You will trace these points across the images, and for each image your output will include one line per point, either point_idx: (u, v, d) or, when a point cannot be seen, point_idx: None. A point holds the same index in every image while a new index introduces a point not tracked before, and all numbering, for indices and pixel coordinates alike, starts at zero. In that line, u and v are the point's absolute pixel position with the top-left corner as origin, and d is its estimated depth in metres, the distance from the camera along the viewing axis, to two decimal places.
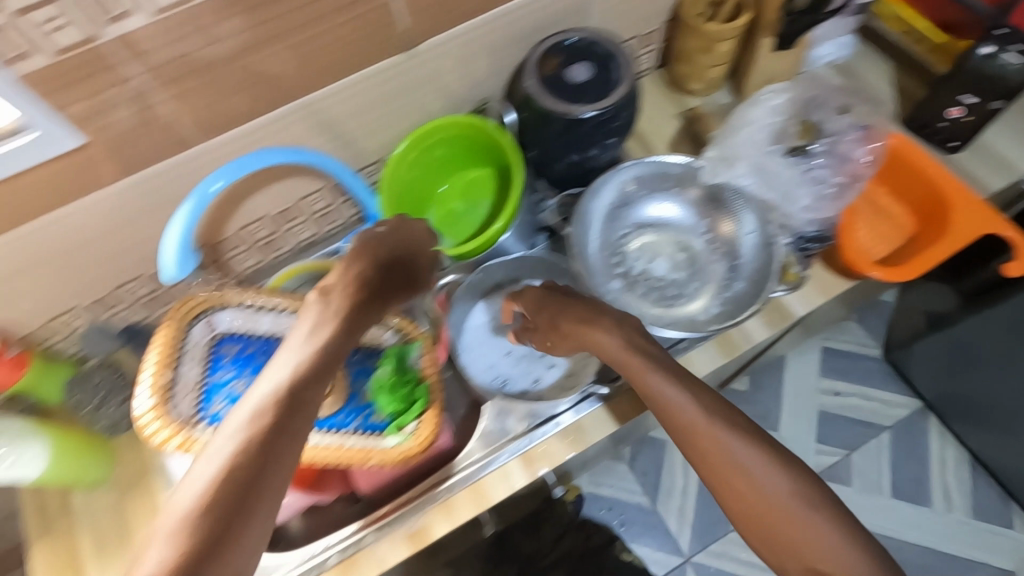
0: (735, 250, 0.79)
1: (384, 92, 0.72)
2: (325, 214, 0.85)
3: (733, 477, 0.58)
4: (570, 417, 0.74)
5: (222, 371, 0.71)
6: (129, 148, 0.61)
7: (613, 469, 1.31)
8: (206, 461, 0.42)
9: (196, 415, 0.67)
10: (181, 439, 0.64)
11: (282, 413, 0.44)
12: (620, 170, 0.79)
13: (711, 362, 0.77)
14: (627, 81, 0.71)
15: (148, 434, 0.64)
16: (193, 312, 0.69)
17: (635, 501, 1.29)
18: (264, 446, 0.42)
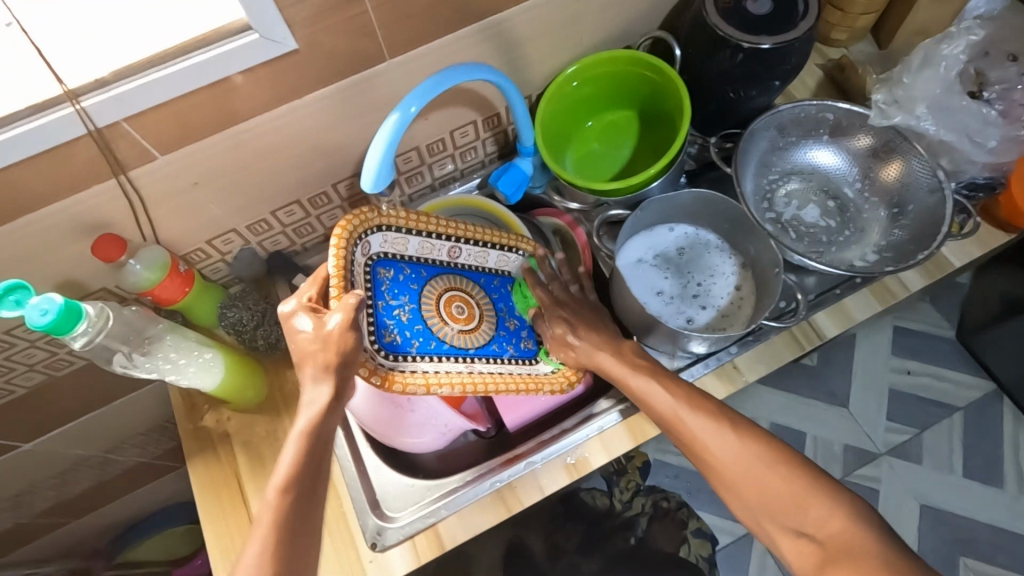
0: (899, 197, 0.77)
1: (556, 20, 0.70)
2: (466, 149, 0.85)
3: (740, 468, 0.58)
4: (726, 356, 0.74)
5: (384, 299, 0.65)
6: (324, 60, 0.60)
7: None
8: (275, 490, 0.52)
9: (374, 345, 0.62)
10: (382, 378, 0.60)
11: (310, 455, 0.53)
12: (778, 112, 0.77)
13: (870, 310, 0.76)
14: (810, 17, 0.68)
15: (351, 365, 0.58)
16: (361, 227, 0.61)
17: None
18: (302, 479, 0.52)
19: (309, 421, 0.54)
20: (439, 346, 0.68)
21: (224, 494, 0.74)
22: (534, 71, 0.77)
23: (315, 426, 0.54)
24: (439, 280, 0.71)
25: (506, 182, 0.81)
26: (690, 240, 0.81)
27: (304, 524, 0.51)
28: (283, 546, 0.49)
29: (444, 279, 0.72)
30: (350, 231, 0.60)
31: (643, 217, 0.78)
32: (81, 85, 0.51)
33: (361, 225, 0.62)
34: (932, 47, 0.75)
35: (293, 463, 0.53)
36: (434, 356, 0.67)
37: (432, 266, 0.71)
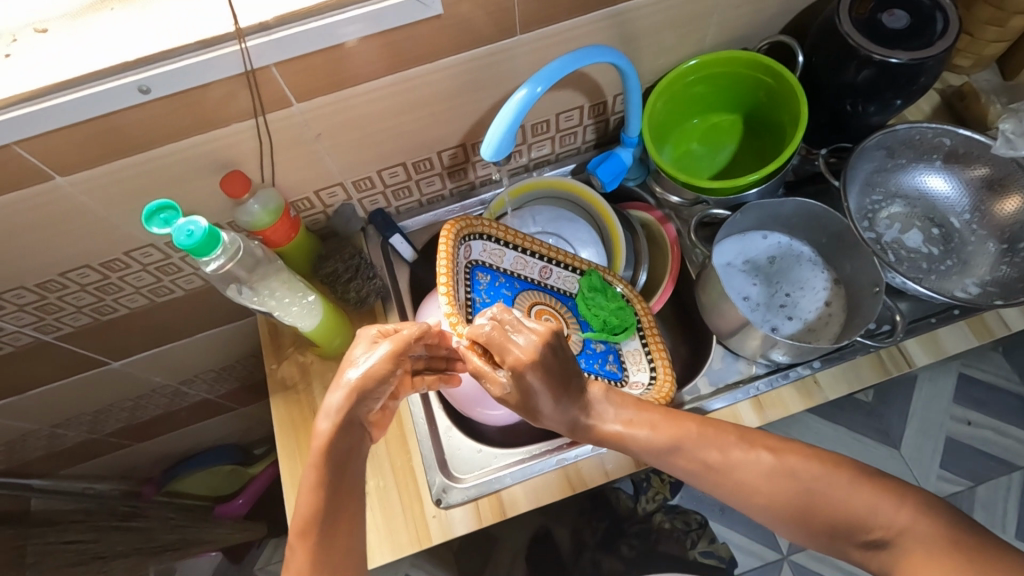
0: (1013, 232, 0.75)
1: (681, 17, 0.71)
2: (567, 134, 0.86)
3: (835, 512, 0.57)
4: (807, 371, 0.73)
5: (481, 297, 0.73)
6: (461, 27, 0.62)
7: None
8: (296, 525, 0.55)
9: None
10: None
11: (330, 487, 0.56)
12: (894, 130, 0.75)
13: (965, 342, 0.73)
14: (948, 37, 0.67)
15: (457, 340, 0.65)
16: (468, 229, 0.71)
17: None
18: (325, 506, 0.56)
19: (318, 447, 0.57)
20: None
21: (302, 433, 0.77)
22: (650, 64, 0.78)
23: (324, 442, 0.57)
24: (530, 293, 0.76)
25: (606, 169, 0.82)
26: (783, 251, 0.80)
27: (328, 546, 0.54)
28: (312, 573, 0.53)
29: (538, 293, 0.77)
30: (456, 232, 0.69)
31: (740, 221, 0.78)
32: (247, 25, 0.54)
33: (464, 229, 0.71)
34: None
35: (310, 499, 0.56)
36: None
37: (524, 281, 0.78)
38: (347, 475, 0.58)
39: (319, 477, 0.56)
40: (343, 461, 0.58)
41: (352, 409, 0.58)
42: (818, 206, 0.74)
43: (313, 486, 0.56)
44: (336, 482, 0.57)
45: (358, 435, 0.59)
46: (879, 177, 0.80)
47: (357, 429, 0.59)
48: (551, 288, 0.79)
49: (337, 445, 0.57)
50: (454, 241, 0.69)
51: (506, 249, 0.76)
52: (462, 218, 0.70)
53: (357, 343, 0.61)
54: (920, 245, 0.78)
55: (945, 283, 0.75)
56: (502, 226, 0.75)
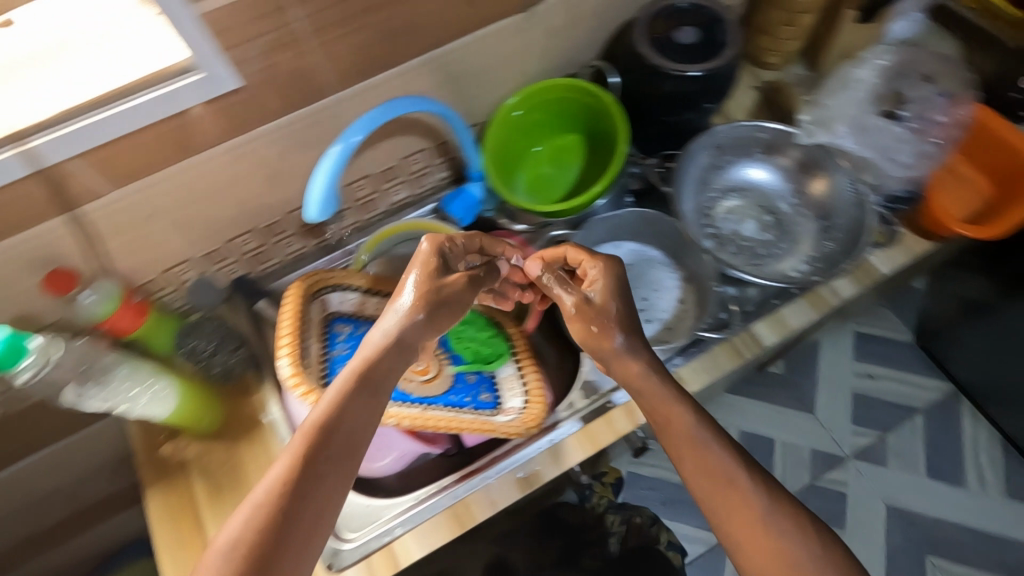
0: (828, 210, 0.81)
1: (496, 55, 0.75)
2: (419, 175, 0.88)
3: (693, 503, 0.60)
4: (669, 369, 0.77)
5: (340, 350, 0.71)
6: (271, 93, 0.63)
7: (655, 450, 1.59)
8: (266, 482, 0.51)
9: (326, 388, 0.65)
10: None
11: (319, 454, 0.52)
12: (714, 132, 0.81)
13: (805, 317, 0.79)
14: (734, 45, 0.74)
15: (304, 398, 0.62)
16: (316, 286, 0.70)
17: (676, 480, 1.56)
18: (305, 465, 0.51)
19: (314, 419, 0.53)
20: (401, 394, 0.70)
21: (182, 522, 0.74)
22: (482, 99, 0.81)
23: (335, 410, 0.53)
24: None
25: (458, 206, 0.84)
26: (637, 256, 0.84)
27: (287, 520, 0.49)
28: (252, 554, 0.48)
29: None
30: (305, 290, 0.69)
31: (589, 234, 0.82)
32: (33, 123, 0.53)
33: (315, 283, 0.70)
34: (846, 73, 0.89)
35: (290, 459, 0.51)
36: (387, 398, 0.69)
37: None
38: (337, 460, 0.52)
39: (307, 454, 0.51)
40: (338, 439, 0.53)
41: (363, 367, 0.56)
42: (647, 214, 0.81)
43: (292, 460, 0.51)
44: (324, 447, 0.52)
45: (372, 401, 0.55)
46: (712, 174, 0.86)
47: (369, 389, 0.56)
48: None
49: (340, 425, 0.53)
50: (303, 299, 0.68)
51: (364, 296, 0.75)
52: (312, 274, 0.70)
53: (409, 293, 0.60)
54: (755, 232, 0.84)
55: (779, 264, 0.81)
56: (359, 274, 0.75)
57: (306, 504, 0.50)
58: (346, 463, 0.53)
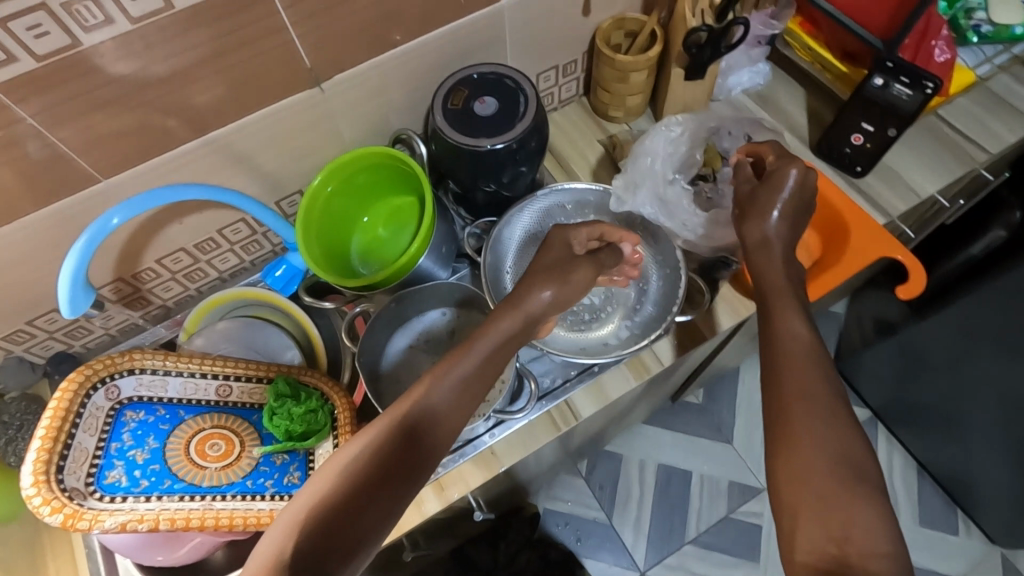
0: (647, 273, 0.81)
1: (296, 126, 0.74)
2: (247, 242, 0.86)
3: None
4: (483, 443, 0.75)
5: (123, 441, 0.68)
6: (26, 184, 0.61)
7: (573, 484, 1.57)
8: (343, 470, 0.50)
9: (88, 488, 0.62)
10: (66, 516, 0.58)
11: (387, 456, 0.51)
12: (535, 197, 0.82)
13: (626, 384, 0.78)
14: (534, 113, 0.73)
15: (32, 509, 0.57)
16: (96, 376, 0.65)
17: (592, 515, 1.54)
18: (386, 459, 0.51)
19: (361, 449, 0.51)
20: (188, 486, 0.68)
21: None
22: (296, 167, 0.80)
23: (396, 444, 0.52)
24: (202, 416, 0.73)
25: (277, 278, 0.83)
26: (460, 321, 0.85)
27: (348, 511, 0.48)
28: (304, 539, 0.45)
29: (210, 417, 0.74)
30: (84, 380, 0.65)
31: (401, 308, 0.82)
32: None
33: (104, 369, 0.67)
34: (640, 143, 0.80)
35: (350, 451, 0.51)
36: (165, 495, 0.66)
37: (195, 405, 0.74)
38: (383, 490, 0.50)
39: (347, 483, 0.49)
40: (392, 470, 0.51)
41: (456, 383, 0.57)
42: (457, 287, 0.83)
43: (358, 463, 0.50)
44: (403, 452, 0.52)
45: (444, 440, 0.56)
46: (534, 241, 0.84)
47: (460, 401, 0.57)
48: (229, 405, 0.76)
49: (386, 459, 0.51)
50: (75, 394, 0.64)
51: (166, 378, 0.72)
52: (98, 359, 0.66)
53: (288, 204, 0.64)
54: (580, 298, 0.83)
55: (601, 330, 0.80)
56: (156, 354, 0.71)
57: (347, 526, 0.47)
58: (394, 495, 0.50)
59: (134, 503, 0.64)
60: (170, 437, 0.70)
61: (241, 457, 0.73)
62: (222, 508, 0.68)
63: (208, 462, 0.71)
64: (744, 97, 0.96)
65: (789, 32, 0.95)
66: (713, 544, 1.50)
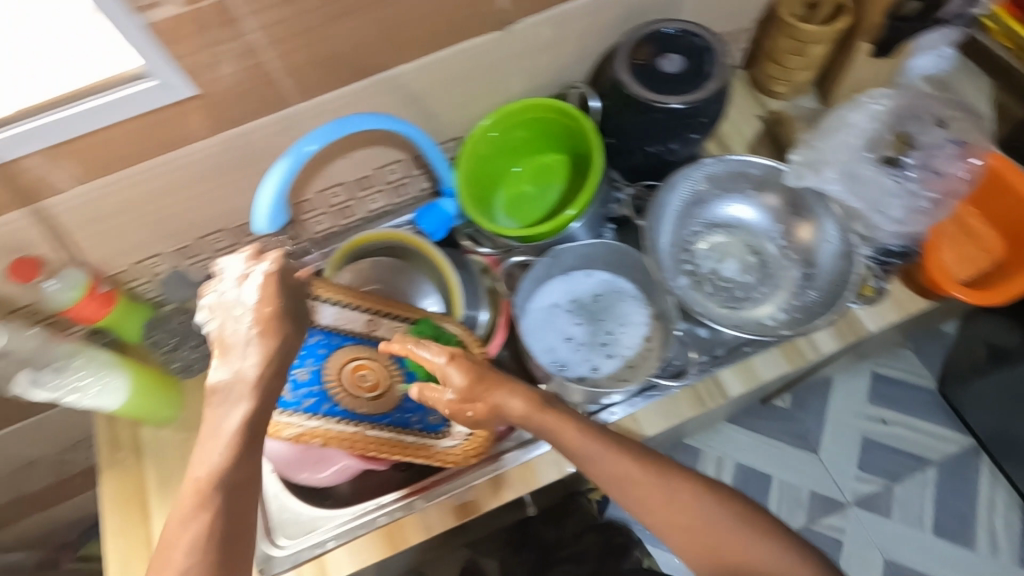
0: (812, 257, 0.76)
1: (474, 69, 0.73)
2: (398, 185, 0.87)
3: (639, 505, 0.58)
4: (625, 409, 0.74)
5: (287, 359, 0.69)
6: (232, 101, 0.63)
7: None
8: (209, 464, 0.45)
9: None
10: None
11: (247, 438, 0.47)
12: (698, 165, 0.78)
13: (778, 369, 0.75)
14: (721, 75, 0.69)
15: None
16: None
17: None
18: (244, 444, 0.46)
19: (209, 470, 0.45)
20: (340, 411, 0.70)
21: (128, 510, 0.76)
22: (462, 113, 0.79)
23: (234, 447, 0.46)
24: (349, 348, 0.72)
25: (428, 221, 0.83)
26: (609, 288, 0.81)
27: (231, 524, 0.44)
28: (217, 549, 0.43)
29: (364, 348, 0.73)
30: None
31: (552, 265, 0.79)
32: None
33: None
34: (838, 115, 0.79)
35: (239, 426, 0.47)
36: (327, 416, 0.68)
37: (345, 335, 0.73)
38: (243, 486, 0.46)
39: (202, 513, 0.43)
40: (239, 471, 0.46)
41: (276, 345, 0.50)
42: (604, 252, 0.79)
43: (229, 465, 0.45)
44: (252, 435, 0.47)
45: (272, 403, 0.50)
46: (691, 209, 0.81)
47: (280, 371, 0.51)
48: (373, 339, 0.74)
49: (235, 469, 0.45)
50: None
51: (321, 305, 0.70)
52: (268, 276, 0.66)
53: (238, 251, 0.53)
54: (732, 275, 0.80)
55: (755, 309, 0.77)
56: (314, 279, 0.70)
57: (232, 537, 0.44)
58: (248, 482, 0.46)
59: (302, 421, 0.67)
60: (327, 362, 0.70)
61: (390, 391, 0.74)
62: (375, 437, 0.70)
63: (362, 392, 0.72)
64: (924, 84, 0.88)
65: (989, 17, 0.87)
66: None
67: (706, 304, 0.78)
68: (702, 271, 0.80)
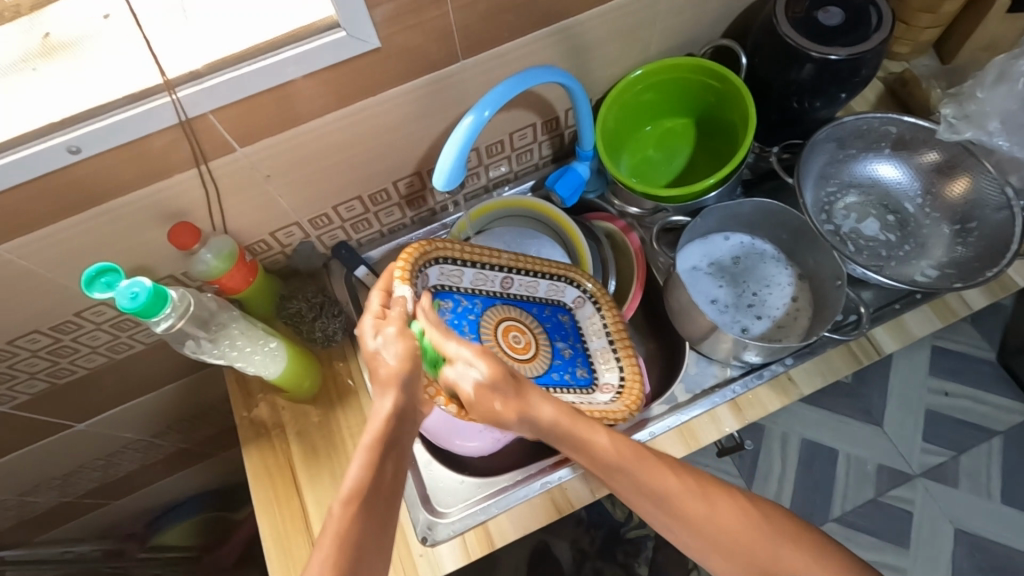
0: (964, 213, 0.76)
1: (625, 26, 0.71)
2: (523, 151, 0.86)
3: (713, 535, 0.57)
4: (782, 368, 0.74)
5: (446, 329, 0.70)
6: (403, 59, 0.61)
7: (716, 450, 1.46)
8: (339, 501, 0.51)
9: None
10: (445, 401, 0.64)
11: (379, 479, 0.52)
12: (844, 122, 0.77)
13: (932, 326, 0.74)
14: (884, 29, 0.68)
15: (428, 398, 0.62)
16: (423, 257, 0.66)
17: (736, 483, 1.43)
18: (374, 483, 0.52)
19: (352, 487, 0.51)
20: None
21: (277, 481, 0.75)
22: (600, 75, 0.78)
23: (375, 464, 0.53)
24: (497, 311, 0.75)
25: (563, 185, 0.80)
26: (748, 249, 0.81)
27: (364, 543, 0.49)
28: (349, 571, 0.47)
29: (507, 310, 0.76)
30: (416, 257, 0.65)
31: (697, 226, 0.78)
32: (178, 76, 0.53)
33: (421, 257, 0.66)
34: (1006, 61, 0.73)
35: (357, 476, 0.52)
36: None
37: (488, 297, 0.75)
38: (383, 500, 0.52)
39: (347, 518, 0.50)
40: (379, 485, 0.52)
41: (403, 399, 0.55)
42: (748, 210, 0.78)
43: (355, 502, 0.50)
44: (382, 466, 0.53)
45: (406, 428, 0.57)
46: (832, 168, 0.81)
47: (409, 415, 0.57)
48: (513, 298, 0.77)
49: (376, 484, 0.52)
50: (414, 267, 0.65)
51: (464, 270, 0.72)
52: (418, 244, 0.66)
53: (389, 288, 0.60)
54: (875, 234, 0.80)
55: (904, 267, 0.77)
56: (459, 245, 0.71)
57: (372, 553, 0.49)
58: (387, 494, 0.53)
59: None
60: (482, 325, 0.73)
61: (538, 353, 0.76)
62: None
63: (518, 353, 0.74)
64: None
65: None
66: (859, 525, 1.42)
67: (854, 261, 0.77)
68: (846, 230, 0.80)
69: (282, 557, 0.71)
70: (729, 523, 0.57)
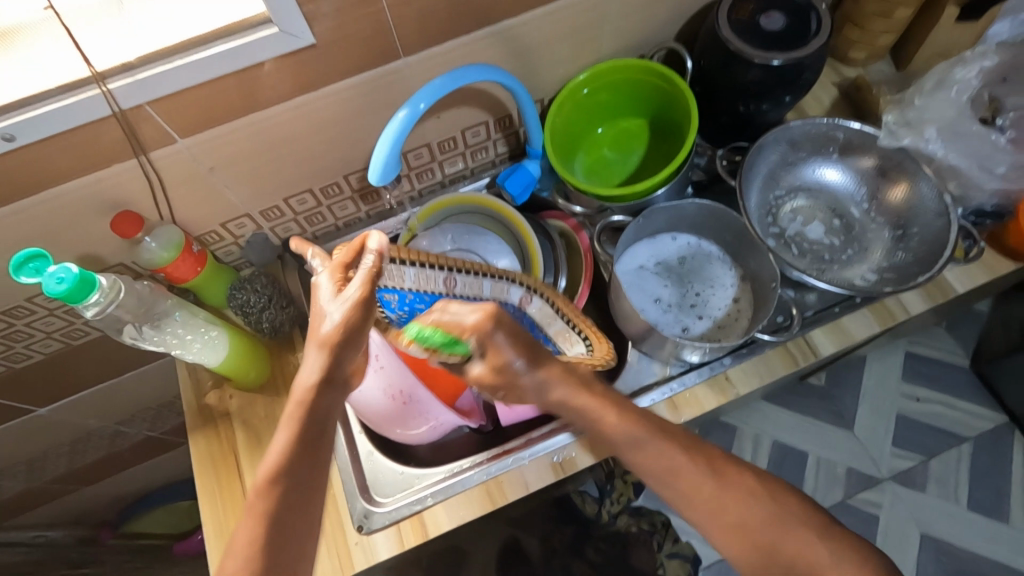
0: (905, 218, 0.77)
1: (571, 26, 0.72)
2: (477, 148, 0.87)
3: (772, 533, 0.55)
4: (720, 367, 0.74)
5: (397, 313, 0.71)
6: (340, 55, 0.62)
7: None
8: (259, 479, 0.49)
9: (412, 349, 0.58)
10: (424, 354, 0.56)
11: (304, 458, 0.50)
12: (788, 127, 0.78)
13: (870, 329, 0.75)
14: (823, 35, 0.69)
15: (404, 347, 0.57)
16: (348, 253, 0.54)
17: None
18: (300, 462, 0.50)
19: (270, 466, 0.50)
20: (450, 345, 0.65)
21: (221, 468, 0.76)
22: (549, 74, 0.78)
23: (297, 440, 0.51)
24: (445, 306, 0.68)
25: (513, 183, 0.82)
26: (695, 250, 0.82)
27: (288, 517, 0.49)
28: (262, 546, 0.47)
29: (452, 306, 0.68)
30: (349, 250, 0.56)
31: (643, 225, 0.79)
32: (107, 68, 0.54)
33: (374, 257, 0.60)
34: (945, 70, 0.76)
35: (279, 455, 0.50)
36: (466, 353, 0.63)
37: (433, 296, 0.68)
38: (313, 476, 0.51)
39: (270, 498, 0.49)
40: (302, 462, 0.50)
41: (334, 360, 0.52)
42: (690, 210, 0.78)
43: (274, 486, 0.49)
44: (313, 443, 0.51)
45: (338, 396, 0.53)
46: (778, 172, 0.82)
47: (339, 381, 0.53)
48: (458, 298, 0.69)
49: (295, 467, 0.50)
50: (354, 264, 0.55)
51: (404, 270, 0.64)
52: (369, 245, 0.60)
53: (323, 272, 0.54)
54: (819, 238, 0.81)
55: (843, 271, 0.78)
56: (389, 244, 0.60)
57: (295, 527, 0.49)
58: (312, 471, 0.51)
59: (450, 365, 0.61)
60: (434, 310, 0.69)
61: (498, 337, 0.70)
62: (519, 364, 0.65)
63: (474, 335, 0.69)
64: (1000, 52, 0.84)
65: None
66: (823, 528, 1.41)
67: (795, 264, 0.78)
68: (789, 233, 0.81)
69: (223, 542, 0.72)
70: (748, 508, 0.56)
